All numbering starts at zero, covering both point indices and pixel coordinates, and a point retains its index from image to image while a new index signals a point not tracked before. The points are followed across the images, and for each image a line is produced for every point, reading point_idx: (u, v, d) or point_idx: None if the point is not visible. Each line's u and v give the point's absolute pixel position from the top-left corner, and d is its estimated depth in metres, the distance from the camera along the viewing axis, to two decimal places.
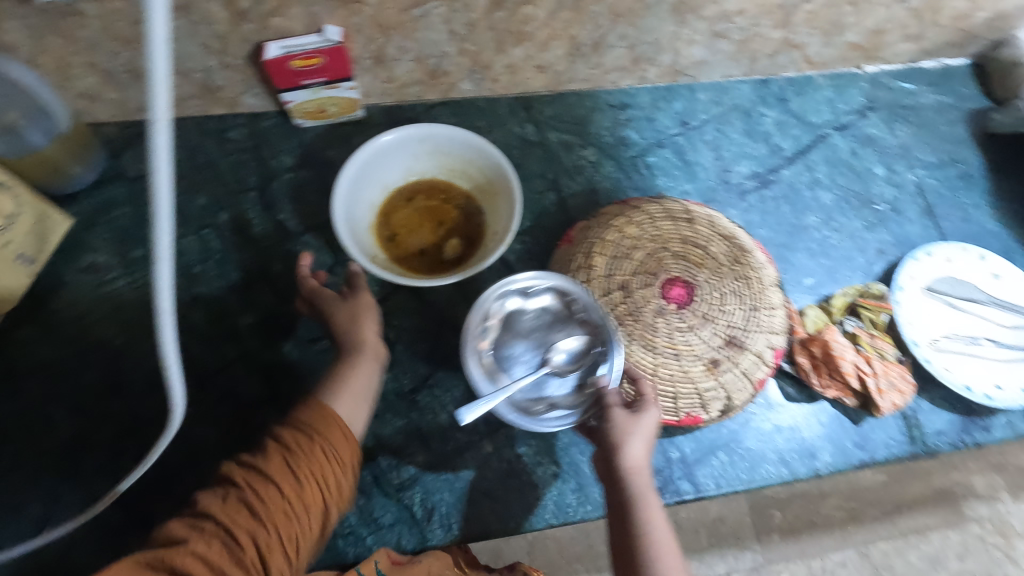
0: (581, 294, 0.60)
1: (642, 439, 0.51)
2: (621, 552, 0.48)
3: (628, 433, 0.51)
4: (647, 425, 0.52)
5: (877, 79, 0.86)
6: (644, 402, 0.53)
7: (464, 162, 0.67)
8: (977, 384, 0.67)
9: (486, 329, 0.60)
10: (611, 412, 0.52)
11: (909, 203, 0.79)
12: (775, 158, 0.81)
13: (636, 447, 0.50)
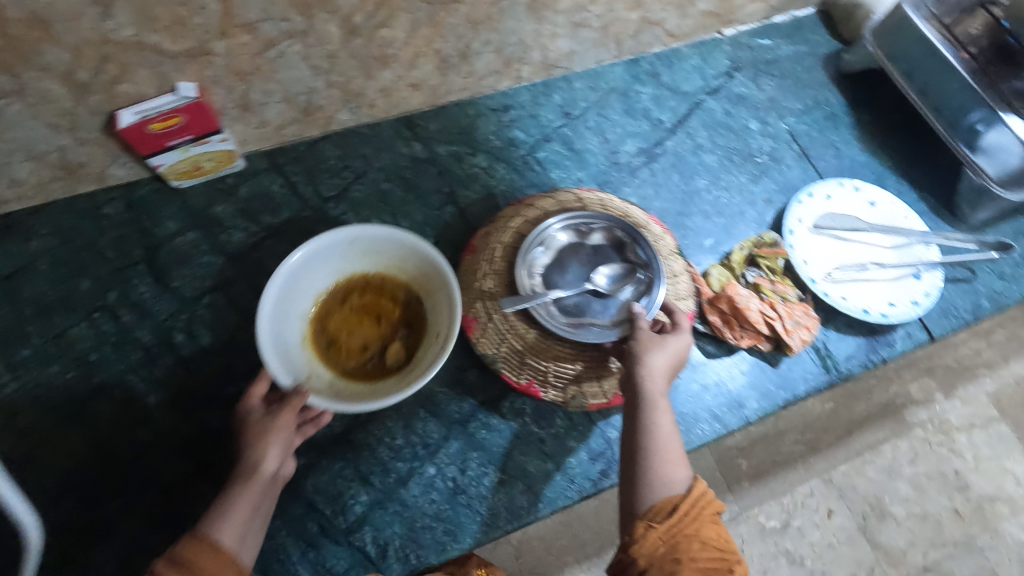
0: (639, 239, 0.63)
1: (663, 348, 0.55)
2: (626, 444, 0.52)
3: (652, 342, 0.55)
4: (670, 339, 0.55)
5: (737, 42, 0.93)
6: (673, 325, 0.57)
7: (399, 258, 0.65)
8: (872, 305, 0.72)
9: (541, 252, 0.64)
10: (639, 324, 0.57)
11: (786, 150, 0.84)
12: (658, 131, 0.84)
13: (657, 351, 0.54)
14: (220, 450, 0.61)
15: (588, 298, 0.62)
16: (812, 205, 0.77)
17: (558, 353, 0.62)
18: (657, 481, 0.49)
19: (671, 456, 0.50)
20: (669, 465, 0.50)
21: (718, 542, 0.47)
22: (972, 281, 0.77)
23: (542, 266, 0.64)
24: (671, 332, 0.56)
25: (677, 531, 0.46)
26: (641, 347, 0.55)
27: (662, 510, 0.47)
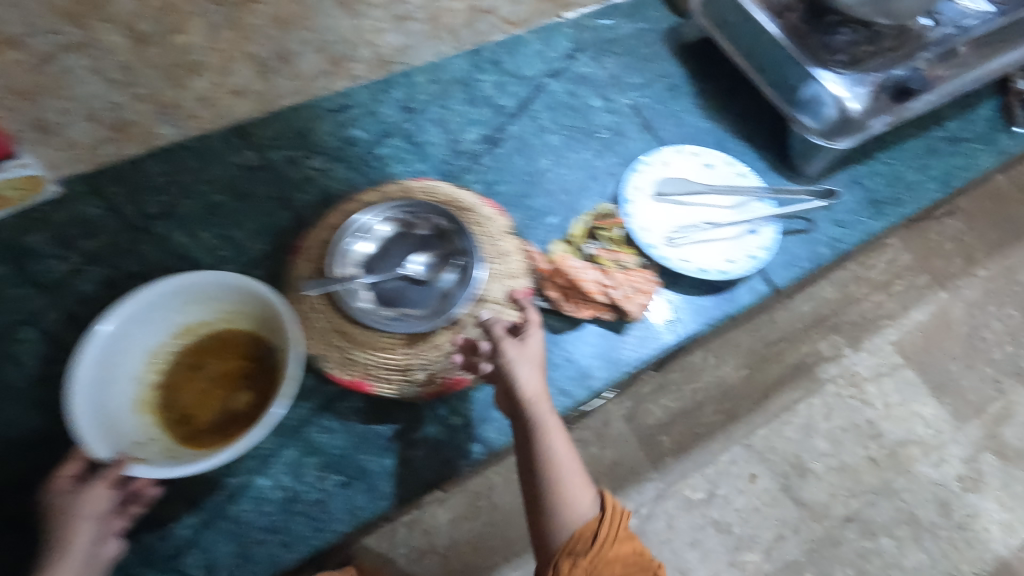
0: (462, 230, 0.63)
1: (535, 374, 0.56)
2: (526, 470, 0.57)
3: (522, 367, 0.56)
4: (532, 355, 0.57)
5: (578, 24, 0.94)
6: (533, 339, 0.58)
7: (238, 303, 0.61)
8: (711, 264, 0.74)
9: (362, 238, 0.63)
10: (504, 351, 0.56)
11: (629, 124, 0.86)
12: (500, 116, 0.84)
13: (529, 377, 0.56)
14: (26, 491, 0.57)
15: (403, 286, 0.62)
16: (651, 173, 0.79)
17: (384, 344, 0.60)
18: (572, 515, 0.55)
19: (578, 486, 0.56)
20: (582, 496, 0.56)
21: (630, 543, 0.56)
22: (810, 231, 0.80)
23: (362, 252, 0.63)
24: (532, 345, 0.58)
25: (602, 554, 0.54)
26: (520, 380, 0.56)
27: (585, 544, 0.54)
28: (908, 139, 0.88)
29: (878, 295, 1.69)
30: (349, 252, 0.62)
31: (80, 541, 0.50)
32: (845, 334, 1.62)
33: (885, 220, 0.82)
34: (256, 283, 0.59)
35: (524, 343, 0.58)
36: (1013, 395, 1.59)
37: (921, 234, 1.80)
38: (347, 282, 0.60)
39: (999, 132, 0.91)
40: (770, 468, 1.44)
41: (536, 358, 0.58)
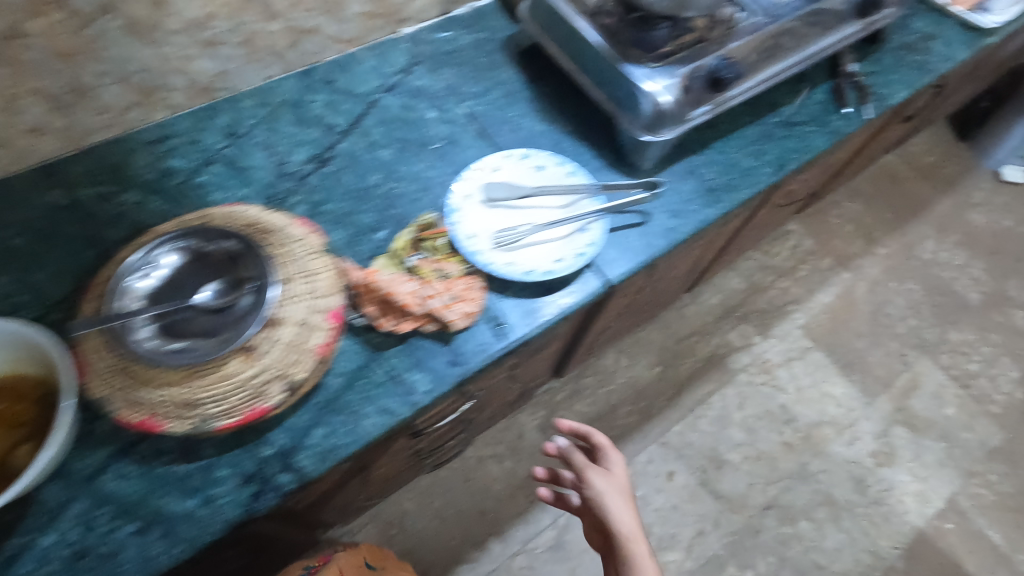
0: (259, 256, 0.62)
1: (622, 500, 0.82)
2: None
3: (610, 490, 0.83)
4: (619, 487, 0.84)
5: (416, 39, 0.94)
6: (621, 485, 0.84)
7: (20, 350, 0.59)
8: (539, 264, 0.73)
9: (151, 271, 0.61)
10: (617, 466, 0.87)
11: (464, 133, 0.86)
12: (330, 136, 0.83)
13: (614, 499, 0.82)
14: None
15: (191, 316, 0.60)
16: (479, 180, 0.79)
17: (167, 378, 0.57)
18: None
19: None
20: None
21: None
22: (646, 224, 0.81)
23: (150, 285, 0.61)
24: (624, 487, 0.85)
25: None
26: (608, 498, 0.82)
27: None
28: (742, 127, 0.91)
29: (783, 281, 1.72)
30: (136, 287, 0.60)
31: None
32: (754, 322, 1.65)
33: (721, 206, 0.83)
34: (33, 327, 0.58)
35: (619, 473, 0.86)
36: (919, 366, 1.64)
37: (821, 219, 1.85)
38: (134, 315, 0.57)
39: (831, 114, 0.94)
40: (686, 463, 1.44)
41: (630, 502, 0.83)
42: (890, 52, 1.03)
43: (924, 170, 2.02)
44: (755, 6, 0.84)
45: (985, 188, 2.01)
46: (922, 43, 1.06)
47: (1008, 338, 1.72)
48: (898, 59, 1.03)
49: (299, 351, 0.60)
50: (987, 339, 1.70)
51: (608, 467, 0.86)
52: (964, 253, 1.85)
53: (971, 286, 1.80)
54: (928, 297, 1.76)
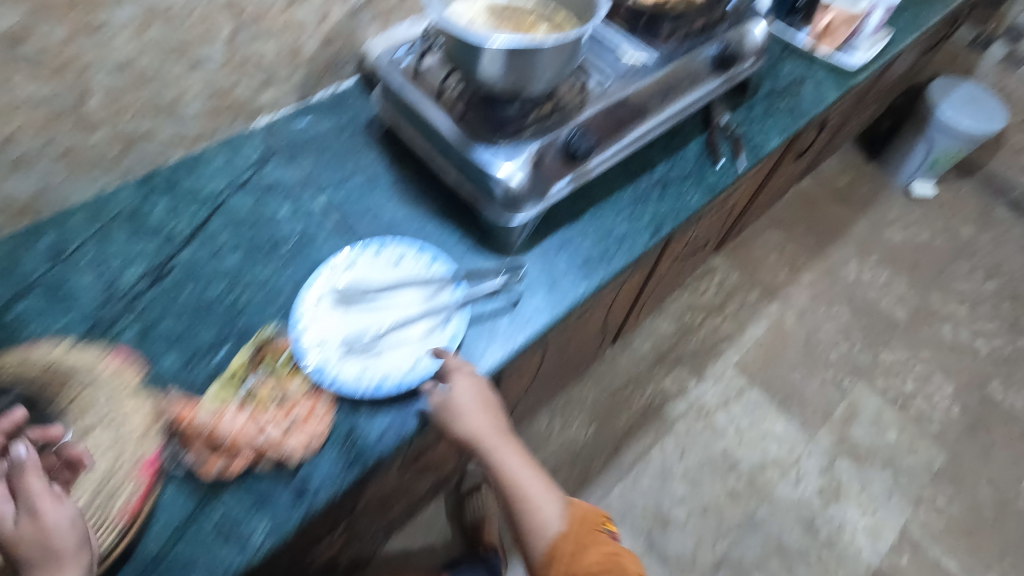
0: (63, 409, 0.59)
1: (478, 420, 0.67)
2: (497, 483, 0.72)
3: (468, 413, 0.66)
4: (477, 402, 0.67)
5: (271, 129, 0.90)
6: (478, 396, 0.67)
7: None
8: (393, 371, 0.67)
9: None
10: (463, 392, 0.66)
11: (319, 229, 0.80)
12: (169, 246, 0.77)
13: (471, 418, 0.66)
14: None
15: None
16: (330, 280, 0.72)
17: None
18: (541, 513, 0.71)
19: (537, 482, 0.72)
20: (545, 490, 0.72)
21: (620, 557, 0.72)
22: (516, 308, 0.76)
23: None
24: (491, 400, 0.68)
25: (575, 550, 0.71)
26: (463, 422, 0.66)
27: (559, 535, 0.71)
28: (616, 192, 0.88)
29: (712, 319, 1.70)
30: None
31: (41, 493, 0.49)
32: (688, 365, 1.61)
33: (595, 279, 0.80)
34: None
35: (470, 386, 0.66)
36: (856, 392, 1.62)
37: (744, 251, 1.85)
38: None
39: (706, 168, 0.93)
40: (630, 527, 1.38)
41: (493, 410, 0.68)
42: (762, 99, 1.04)
43: (839, 191, 2.05)
44: (610, 72, 0.84)
45: (898, 203, 2.05)
46: (793, 86, 1.07)
47: (939, 352, 1.72)
48: (770, 105, 1.03)
49: (99, 519, 0.54)
50: (918, 356, 1.70)
51: (455, 393, 0.66)
52: (886, 270, 1.88)
53: (896, 304, 1.81)
54: (857, 319, 1.76)
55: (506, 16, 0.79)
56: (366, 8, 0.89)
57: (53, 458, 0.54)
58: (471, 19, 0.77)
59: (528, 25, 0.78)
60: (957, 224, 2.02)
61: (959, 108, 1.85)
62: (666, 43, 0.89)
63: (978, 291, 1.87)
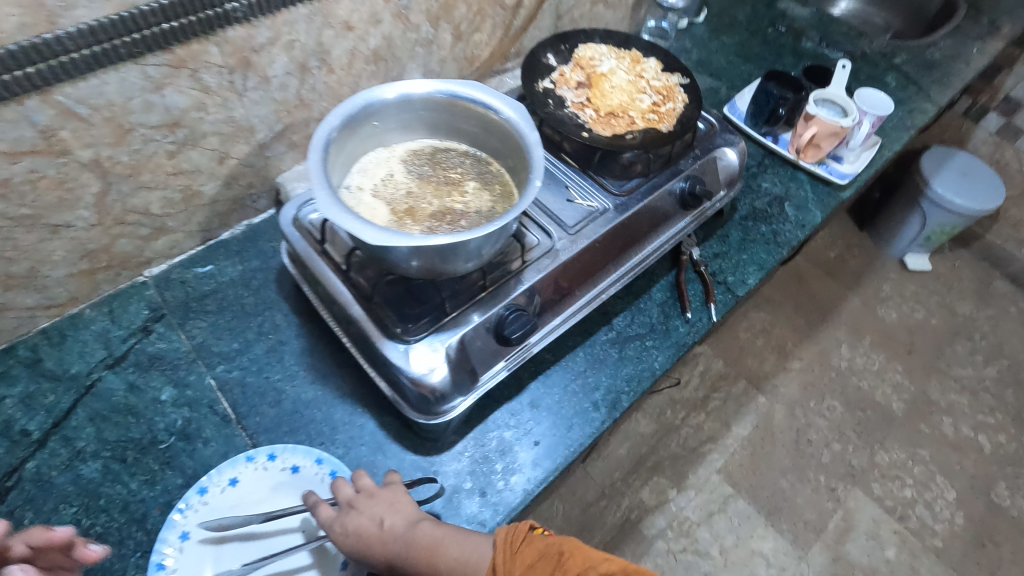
0: None
1: (376, 531, 0.55)
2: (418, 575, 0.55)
3: (363, 532, 0.55)
4: (369, 515, 0.55)
5: (166, 280, 0.77)
6: (368, 511, 0.56)
7: None
8: None
9: None
10: (349, 519, 0.55)
11: (205, 419, 0.67)
12: (17, 450, 0.63)
13: (368, 532, 0.55)
14: None
15: None
16: (205, 506, 0.59)
17: None
18: (460, 558, 0.53)
19: (451, 536, 0.55)
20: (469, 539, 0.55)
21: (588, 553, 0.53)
22: None
23: None
24: (389, 495, 0.58)
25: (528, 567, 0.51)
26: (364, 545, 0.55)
27: (495, 561, 0.52)
28: (567, 355, 0.76)
29: (695, 416, 1.57)
30: None
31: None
32: (667, 473, 1.48)
33: (538, 478, 0.66)
34: None
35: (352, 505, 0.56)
36: (850, 502, 1.48)
37: (729, 336, 1.73)
38: None
39: (673, 319, 0.81)
40: None
41: (392, 504, 0.57)
42: (736, 226, 0.92)
43: (829, 266, 1.94)
44: (556, 223, 0.72)
45: (891, 278, 1.94)
46: (772, 207, 0.96)
47: (939, 452, 1.59)
48: (746, 232, 0.92)
49: None
50: (918, 457, 1.58)
51: (341, 534, 0.55)
52: (881, 355, 1.75)
53: (892, 395, 1.68)
54: (850, 414, 1.63)
55: (427, 171, 0.67)
56: (279, 140, 0.77)
57: (66, 556, 0.51)
58: (384, 178, 0.65)
59: (453, 185, 0.66)
60: (954, 301, 1.91)
61: (953, 183, 1.75)
62: (623, 183, 0.78)
63: (980, 378, 1.74)
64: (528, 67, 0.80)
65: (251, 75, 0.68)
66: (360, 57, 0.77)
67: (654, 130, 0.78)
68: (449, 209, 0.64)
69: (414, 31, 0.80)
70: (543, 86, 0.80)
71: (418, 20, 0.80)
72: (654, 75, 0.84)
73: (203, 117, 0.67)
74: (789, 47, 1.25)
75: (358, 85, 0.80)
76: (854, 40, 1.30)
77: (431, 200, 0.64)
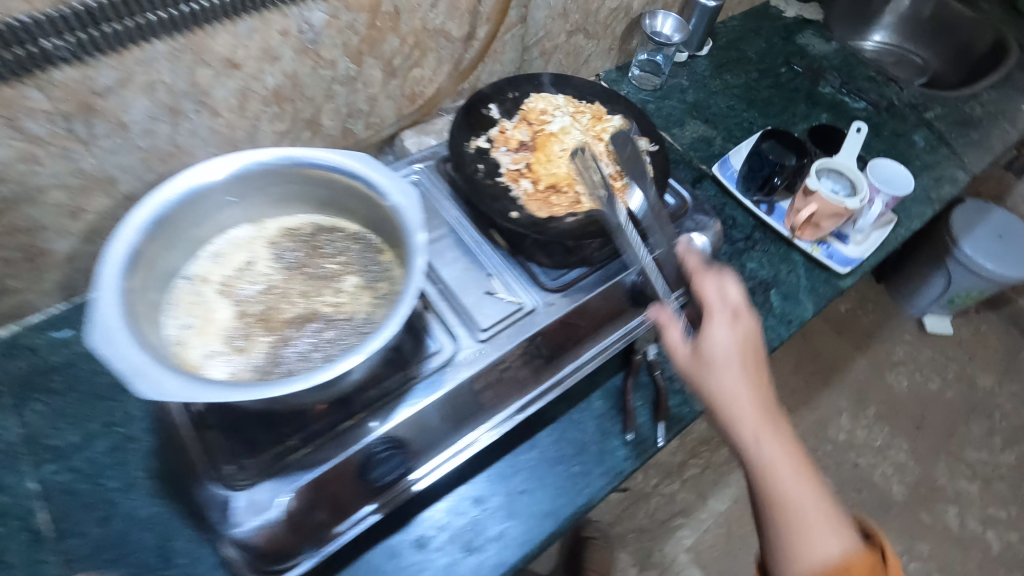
0: None
1: (746, 389, 0.51)
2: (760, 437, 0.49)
3: (724, 369, 0.51)
4: (739, 347, 0.52)
5: (14, 345, 0.65)
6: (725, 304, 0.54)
7: None
8: None
9: None
10: (714, 331, 0.53)
11: (13, 536, 0.55)
12: None
13: (734, 385, 0.51)
14: None
15: None
16: None
17: None
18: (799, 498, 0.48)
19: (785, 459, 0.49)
20: (833, 520, 0.47)
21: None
22: None
23: None
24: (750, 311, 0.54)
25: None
26: (726, 384, 0.51)
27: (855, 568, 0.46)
28: (474, 476, 0.63)
29: (669, 484, 1.43)
30: None
31: None
32: (631, 547, 1.35)
33: None
34: None
35: (733, 323, 0.53)
36: None
37: None
38: None
39: (613, 436, 0.67)
40: None
41: (754, 361, 0.53)
42: None
43: (837, 322, 1.77)
44: (466, 326, 0.59)
45: (906, 340, 1.76)
46: (755, 295, 0.81)
47: (939, 548, 1.43)
48: None
49: None
50: (914, 551, 1.42)
51: (709, 333, 0.53)
52: (885, 429, 1.59)
53: (893, 477, 1.52)
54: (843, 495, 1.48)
55: (300, 258, 0.54)
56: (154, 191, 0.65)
57: None
58: (241, 265, 0.53)
59: (328, 280, 0.53)
60: (974, 371, 1.73)
61: (985, 244, 1.56)
62: (559, 273, 0.65)
63: (995, 465, 1.57)
64: (462, 121, 0.67)
65: (98, 121, 0.55)
66: (255, 98, 0.64)
67: (604, 214, 0.63)
68: (313, 314, 0.51)
69: (328, 68, 0.67)
70: (476, 145, 0.66)
71: (332, 56, 0.66)
72: (617, 137, 0.69)
73: (36, 170, 0.55)
74: (804, 91, 1.08)
75: (257, 127, 0.67)
76: (881, 87, 1.13)
77: (294, 300, 0.52)
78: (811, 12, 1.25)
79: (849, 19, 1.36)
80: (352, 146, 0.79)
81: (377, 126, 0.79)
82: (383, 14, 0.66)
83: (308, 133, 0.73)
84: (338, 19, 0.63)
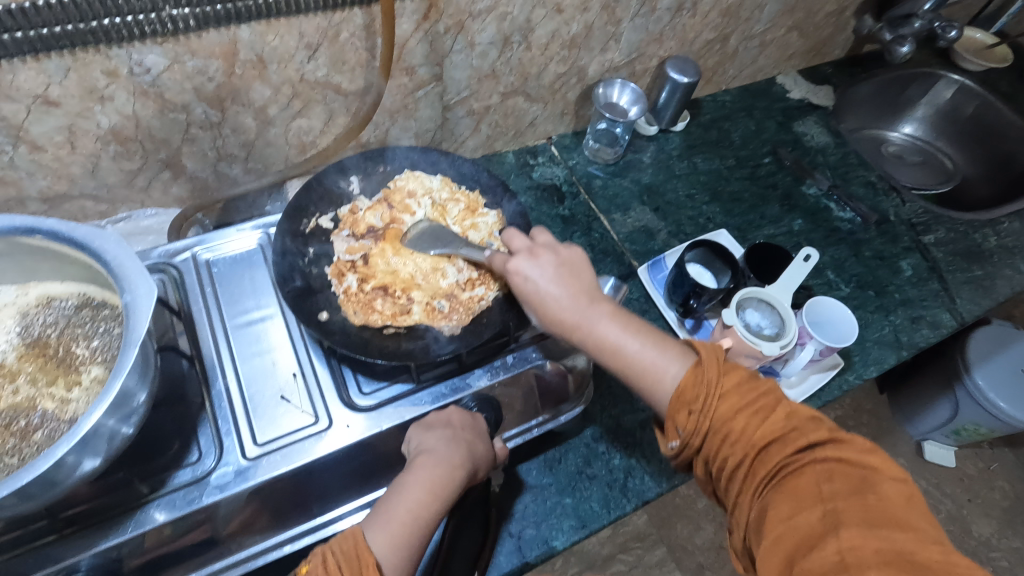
0: None
1: (571, 299, 0.52)
2: (598, 351, 0.51)
3: (548, 289, 0.52)
4: (552, 270, 0.53)
5: None
6: (522, 245, 0.55)
7: None
8: None
9: None
10: (521, 269, 0.53)
11: None
12: None
13: (559, 303, 0.52)
14: None
15: None
16: None
17: None
18: (656, 381, 0.48)
19: (649, 349, 0.50)
20: (668, 355, 0.49)
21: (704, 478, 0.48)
22: None
23: None
24: (546, 249, 0.55)
25: (710, 390, 0.45)
26: (553, 307, 0.52)
27: (688, 395, 0.46)
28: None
29: None
30: None
31: None
32: None
33: None
34: None
35: (541, 259, 0.54)
36: None
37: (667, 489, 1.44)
38: None
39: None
40: None
41: (574, 272, 0.53)
42: (579, 448, 0.68)
43: None
44: (241, 436, 0.51)
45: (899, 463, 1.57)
46: (645, 429, 0.70)
47: None
48: (588, 461, 0.67)
49: None
50: None
51: (519, 279, 0.53)
52: None
53: None
54: None
55: (47, 335, 0.49)
56: None
57: None
58: None
59: (69, 367, 0.47)
60: (971, 515, 1.52)
61: (1004, 378, 1.33)
62: (376, 388, 0.56)
63: None
64: (310, 195, 0.63)
65: None
66: (87, 136, 0.58)
67: (431, 331, 0.58)
68: (29, 408, 0.45)
69: (180, 111, 0.61)
70: (317, 223, 0.63)
71: (182, 100, 0.60)
72: (483, 237, 0.64)
73: None
74: (782, 189, 0.96)
75: (97, 165, 0.61)
76: (878, 197, 0.98)
77: (18, 386, 0.46)
78: (820, 96, 1.11)
79: (873, 106, 1.21)
80: (229, 189, 0.72)
81: (258, 171, 0.72)
82: (242, 62, 0.59)
83: (168, 174, 0.67)
84: (181, 65, 0.57)
